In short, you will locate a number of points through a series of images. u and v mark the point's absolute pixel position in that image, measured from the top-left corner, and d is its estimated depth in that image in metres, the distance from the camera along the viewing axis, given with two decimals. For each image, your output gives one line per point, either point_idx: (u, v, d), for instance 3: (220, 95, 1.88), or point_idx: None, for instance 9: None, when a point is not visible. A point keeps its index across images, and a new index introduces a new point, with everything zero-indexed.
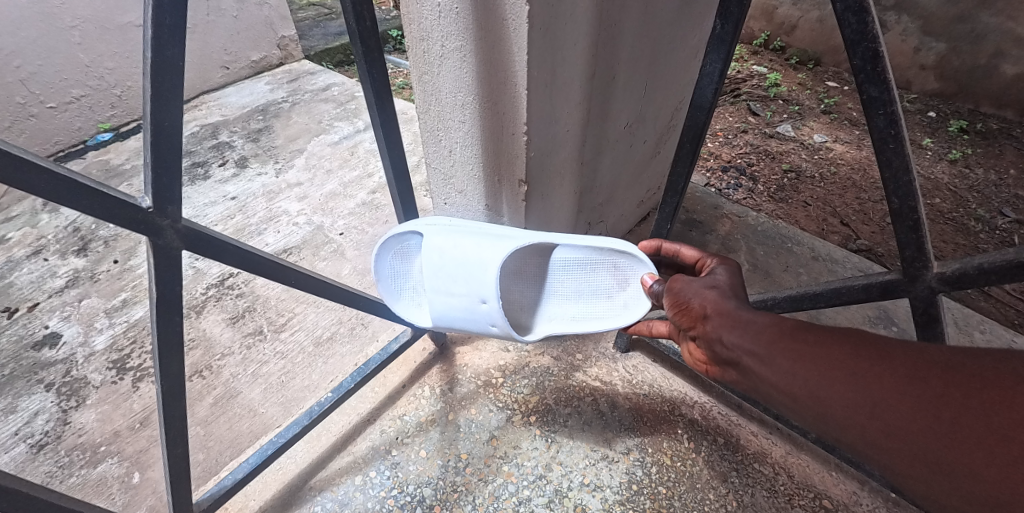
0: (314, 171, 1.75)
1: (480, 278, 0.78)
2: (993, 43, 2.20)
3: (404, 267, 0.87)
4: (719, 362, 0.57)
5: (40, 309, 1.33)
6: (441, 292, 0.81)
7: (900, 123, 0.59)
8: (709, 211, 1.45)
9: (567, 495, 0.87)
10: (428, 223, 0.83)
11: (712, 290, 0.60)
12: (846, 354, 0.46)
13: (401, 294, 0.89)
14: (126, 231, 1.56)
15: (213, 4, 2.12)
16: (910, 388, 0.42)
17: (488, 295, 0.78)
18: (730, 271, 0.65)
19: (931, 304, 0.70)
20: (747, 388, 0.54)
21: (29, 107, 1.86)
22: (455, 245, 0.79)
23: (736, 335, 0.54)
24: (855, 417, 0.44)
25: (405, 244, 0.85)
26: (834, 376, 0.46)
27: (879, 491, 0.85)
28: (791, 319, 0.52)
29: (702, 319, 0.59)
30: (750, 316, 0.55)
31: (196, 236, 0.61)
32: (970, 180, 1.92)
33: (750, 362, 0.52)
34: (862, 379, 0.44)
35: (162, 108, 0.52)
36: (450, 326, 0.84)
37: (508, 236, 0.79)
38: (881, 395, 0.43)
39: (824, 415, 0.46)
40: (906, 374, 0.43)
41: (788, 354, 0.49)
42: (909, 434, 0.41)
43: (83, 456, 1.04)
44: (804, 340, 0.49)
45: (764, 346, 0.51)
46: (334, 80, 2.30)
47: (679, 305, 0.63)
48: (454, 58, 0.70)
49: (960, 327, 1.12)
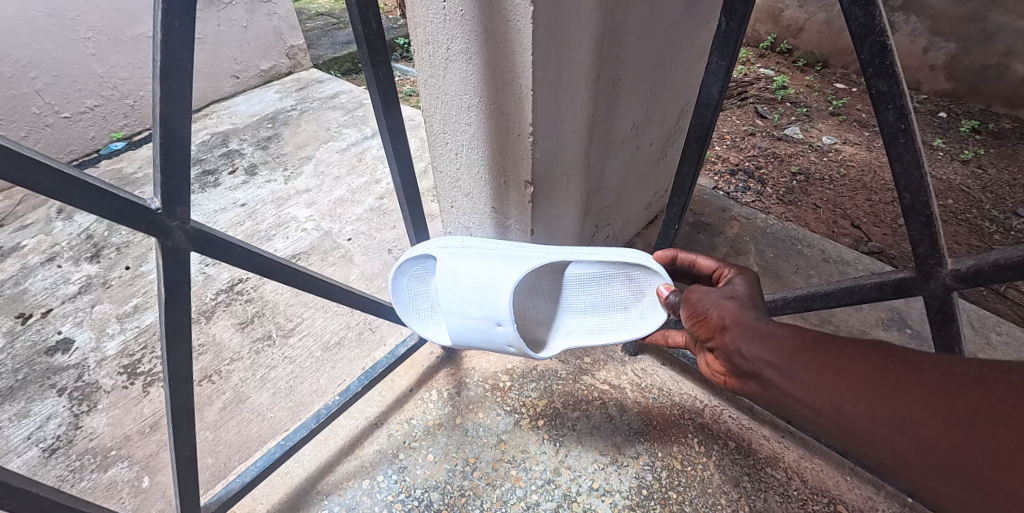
0: (322, 178, 1.77)
1: (493, 301, 0.77)
2: (1003, 42, 2.18)
3: (420, 287, 0.87)
4: (739, 374, 0.56)
5: (53, 315, 1.35)
6: (457, 314, 0.81)
7: (911, 117, 0.59)
8: (718, 214, 1.44)
9: (575, 500, 0.86)
10: (440, 245, 0.82)
11: (730, 301, 0.60)
12: (872, 366, 0.45)
13: (417, 312, 0.89)
14: (139, 238, 1.58)
15: (223, 15, 2.16)
16: (941, 402, 0.41)
17: (503, 317, 0.78)
18: (748, 282, 0.64)
19: (946, 302, 0.69)
20: (768, 400, 0.54)
21: (44, 117, 1.90)
22: (468, 269, 0.79)
23: (755, 347, 0.53)
24: (882, 432, 0.43)
25: (419, 267, 0.85)
26: (859, 388, 0.45)
27: (895, 496, 0.83)
28: (813, 330, 0.51)
29: (720, 330, 0.58)
30: (770, 326, 0.54)
31: (204, 239, 0.61)
32: (984, 180, 1.89)
33: (770, 374, 0.51)
34: (889, 392, 0.43)
35: (171, 112, 0.53)
36: (468, 343, 0.85)
37: (519, 257, 0.78)
38: (909, 409, 0.42)
39: (849, 430, 0.45)
40: (935, 388, 0.42)
41: (810, 366, 0.48)
42: (942, 451, 0.40)
43: (94, 460, 1.04)
44: (826, 352, 0.48)
45: (786, 358, 0.50)
46: (343, 88, 2.33)
47: (696, 316, 0.63)
48: (460, 60, 0.70)
49: (976, 329, 1.10)
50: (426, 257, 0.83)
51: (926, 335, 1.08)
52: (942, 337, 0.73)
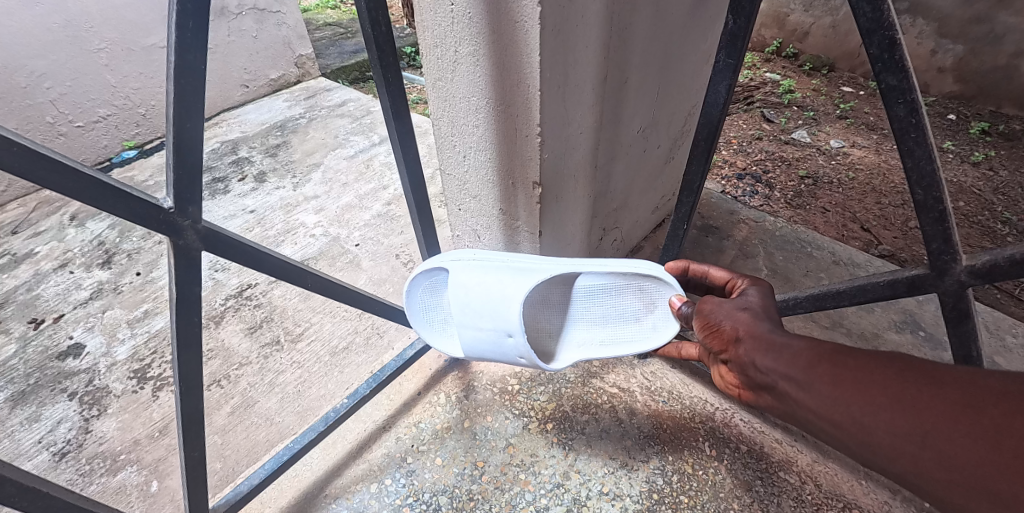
0: (331, 184, 1.78)
1: (503, 315, 0.77)
2: (1012, 43, 2.16)
3: (434, 300, 0.87)
4: (754, 386, 0.56)
5: (65, 321, 1.36)
6: (469, 326, 0.80)
7: (921, 111, 0.58)
8: (726, 217, 1.43)
9: (585, 504, 0.85)
10: (452, 258, 0.82)
11: (744, 313, 0.59)
12: (892, 379, 0.45)
13: (430, 325, 0.89)
14: (149, 244, 1.60)
15: (234, 25, 2.20)
16: (962, 416, 0.40)
17: (513, 329, 0.77)
18: (761, 292, 0.64)
19: (961, 298, 0.68)
20: (784, 413, 0.53)
21: (58, 126, 1.93)
22: (478, 282, 0.78)
23: (771, 360, 0.52)
24: (904, 446, 0.42)
25: (433, 280, 0.85)
26: (879, 402, 0.44)
27: (911, 500, 0.82)
28: (829, 342, 0.50)
29: (734, 341, 0.58)
30: (785, 339, 0.53)
31: (217, 239, 0.62)
32: (995, 182, 1.87)
33: (786, 387, 0.50)
34: (909, 405, 0.43)
35: (184, 112, 0.53)
36: (481, 356, 0.85)
37: (529, 270, 0.77)
38: (931, 422, 0.41)
39: (869, 444, 0.44)
40: (959, 401, 0.41)
41: (828, 378, 0.47)
42: (966, 466, 0.39)
43: (104, 464, 1.05)
44: (844, 364, 0.47)
45: (802, 371, 0.49)
46: (350, 96, 2.36)
47: (710, 327, 0.62)
48: (468, 63, 0.71)
49: (992, 331, 1.08)
50: (438, 269, 0.83)
51: (940, 337, 1.07)
52: (958, 336, 0.72)
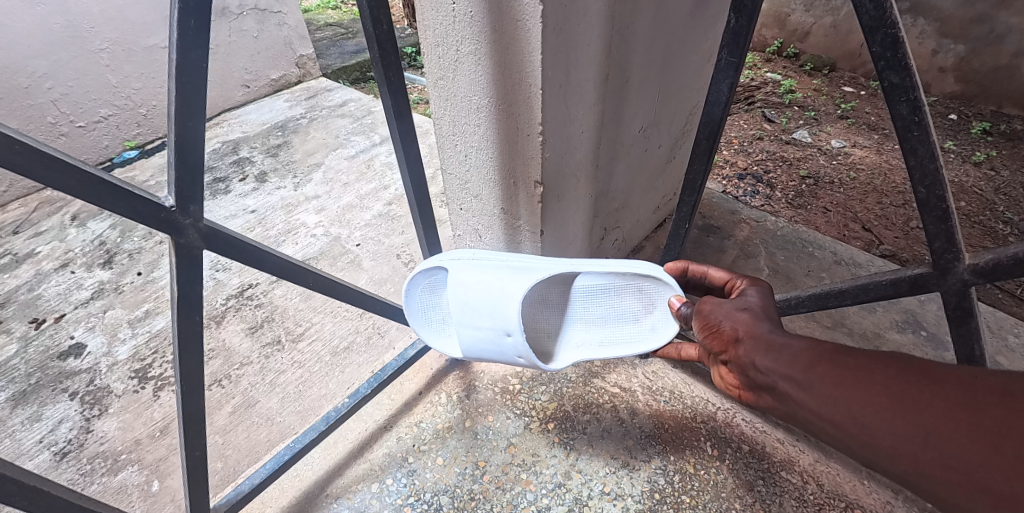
0: (331, 184, 1.78)
1: (502, 313, 0.77)
2: (1013, 43, 2.16)
3: (433, 300, 0.87)
4: (754, 387, 0.55)
5: (66, 321, 1.36)
6: (468, 325, 0.80)
7: (924, 110, 0.58)
8: (727, 217, 1.43)
9: (586, 504, 0.84)
10: (452, 257, 0.82)
11: (743, 313, 0.59)
12: (892, 379, 0.45)
13: (430, 324, 0.89)
14: (150, 244, 1.60)
15: (235, 25, 2.20)
16: (963, 417, 0.40)
17: (512, 328, 0.77)
18: (761, 293, 0.64)
19: (964, 297, 0.68)
20: (785, 413, 0.52)
21: (60, 126, 1.93)
22: (478, 280, 0.78)
23: (771, 360, 0.52)
24: (905, 447, 0.42)
25: (432, 279, 0.85)
26: (880, 402, 0.44)
27: (913, 500, 0.81)
28: (829, 342, 0.50)
29: (733, 342, 0.58)
30: (785, 339, 0.53)
31: (218, 238, 0.62)
32: (996, 181, 1.87)
33: (787, 387, 0.50)
34: (909, 405, 0.42)
35: (185, 111, 0.53)
36: (480, 356, 0.84)
37: (528, 269, 0.77)
38: (931, 422, 0.41)
39: (870, 444, 0.44)
40: (961, 401, 0.41)
41: (828, 378, 0.47)
42: (967, 466, 0.39)
43: (105, 463, 1.05)
44: (844, 364, 0.47)
45: (802, 371, 0.49)
46: (351, 96, 2.36)
47: (709, 328, 0.62)
48: (469, 62, 0.71)
49: (993, 331, 1.08)
50: (437, 268, 0.83)
51: (942, 337, 1.07)
52: (960, 335, 0.72)
